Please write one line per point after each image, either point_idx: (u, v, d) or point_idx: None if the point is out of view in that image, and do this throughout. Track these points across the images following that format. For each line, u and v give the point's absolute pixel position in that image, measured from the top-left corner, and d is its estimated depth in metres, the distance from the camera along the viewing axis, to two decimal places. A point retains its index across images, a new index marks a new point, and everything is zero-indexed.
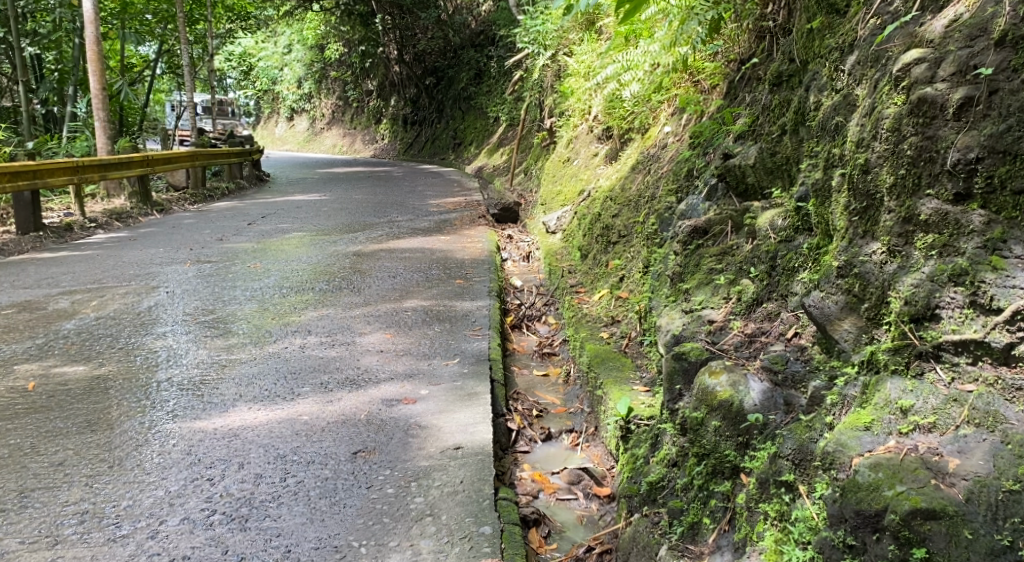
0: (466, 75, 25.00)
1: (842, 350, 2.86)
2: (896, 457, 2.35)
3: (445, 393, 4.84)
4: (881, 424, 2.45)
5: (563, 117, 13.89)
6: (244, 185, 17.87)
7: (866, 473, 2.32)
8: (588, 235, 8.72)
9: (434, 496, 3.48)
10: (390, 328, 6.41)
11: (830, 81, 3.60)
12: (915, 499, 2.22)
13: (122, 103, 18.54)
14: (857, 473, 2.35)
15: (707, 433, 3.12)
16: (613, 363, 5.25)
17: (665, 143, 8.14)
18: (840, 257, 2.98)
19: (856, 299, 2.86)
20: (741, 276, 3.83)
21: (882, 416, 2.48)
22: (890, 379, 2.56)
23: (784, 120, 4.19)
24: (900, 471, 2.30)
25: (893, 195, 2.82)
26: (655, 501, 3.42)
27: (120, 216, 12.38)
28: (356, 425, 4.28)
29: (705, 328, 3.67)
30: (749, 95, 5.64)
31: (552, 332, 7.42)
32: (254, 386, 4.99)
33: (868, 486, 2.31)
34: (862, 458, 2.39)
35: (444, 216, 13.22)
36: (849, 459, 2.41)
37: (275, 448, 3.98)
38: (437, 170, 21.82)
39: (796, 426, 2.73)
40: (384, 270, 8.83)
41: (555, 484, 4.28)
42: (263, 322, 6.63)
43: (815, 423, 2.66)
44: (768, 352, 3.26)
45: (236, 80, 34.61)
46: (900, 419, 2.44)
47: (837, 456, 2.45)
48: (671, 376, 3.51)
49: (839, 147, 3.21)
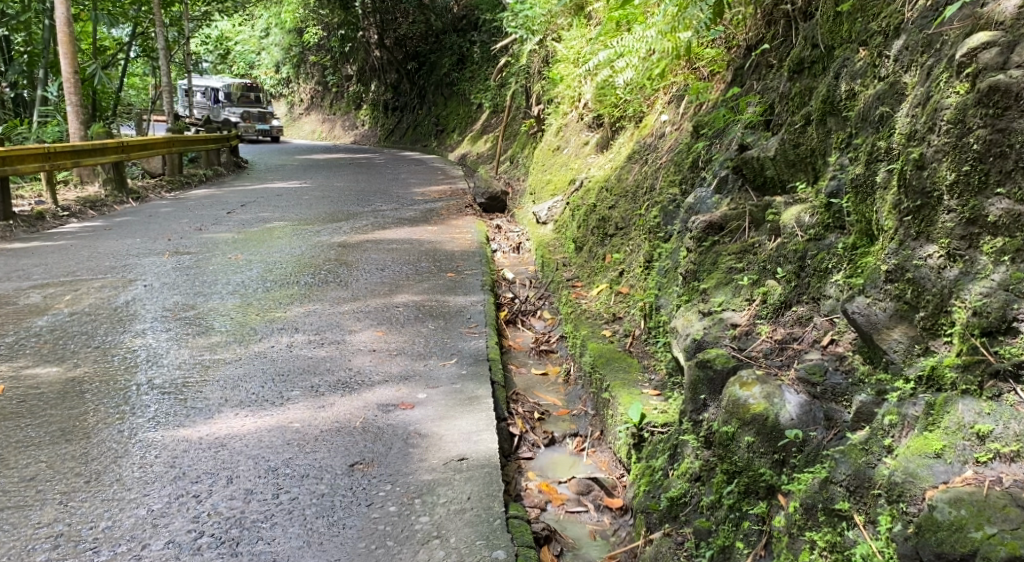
0: (448, 60, 24.63)
1: (891, 361, 2.65)
2: (977, 492, 2.15)
3: (444, 397, 4.58)
4: (955, 451, 2.27)
5: (551, 105, 13.63)
6: (222, 172, 17.47)
7: (945, 511, 2.13)
8: (582, 227, 8.47)
9: (440, 515, 3.23)
10: (381, 325, 6.13)
11: (872, 68, 3.37)
12: (1011, 545, 2.02)
13: (95, 87, 18.04)
14: (935, 509, 2.15)
15: (739, 449, 2.89)
16: (618, 363, 5.01)
17: (663, 133, 7.89)
18: (888, 261, 2.76)
19: (908, 307, 2.65)
20: (766, 276, 3.59)
21: (955, 442, 2.28)
22: (961, 399, 2.35)
23: (808, 110, 3.95)
24: (986, 509, 2.10)
25: (955, 194, 2.59)
26: (676, 519, 3.16)
27: (94, 205, 11.97)
28: (352, 434, 4.01)
29: (729, 332, 3.42)
30: (760, 82, 5.41)
31: (548, 328, 7.19)
32: (240, 389, 4.70)
33: (948, 526, 2.11)
34: (939, 491, 2.20)
35: (430, 205, 12.94)
36: (921, 492, 2.23)
37: (266, 460, 3.70)
38: (419, 157, 21.51)
39: (847, 446, 2.53)
40: (371, 263, 8.54)
41: (563, 495, 4.04)
42: (247, 318, 6.33)
43: (872, 446, 2.47)
44: (803, 360, 3.01)
45: (212, 64, 34.01)
46: (977, 446, 2.25)
47: (906, 488, 2.26)
48: (694, 385, 3.28)
49: (885, 140, 2.98)
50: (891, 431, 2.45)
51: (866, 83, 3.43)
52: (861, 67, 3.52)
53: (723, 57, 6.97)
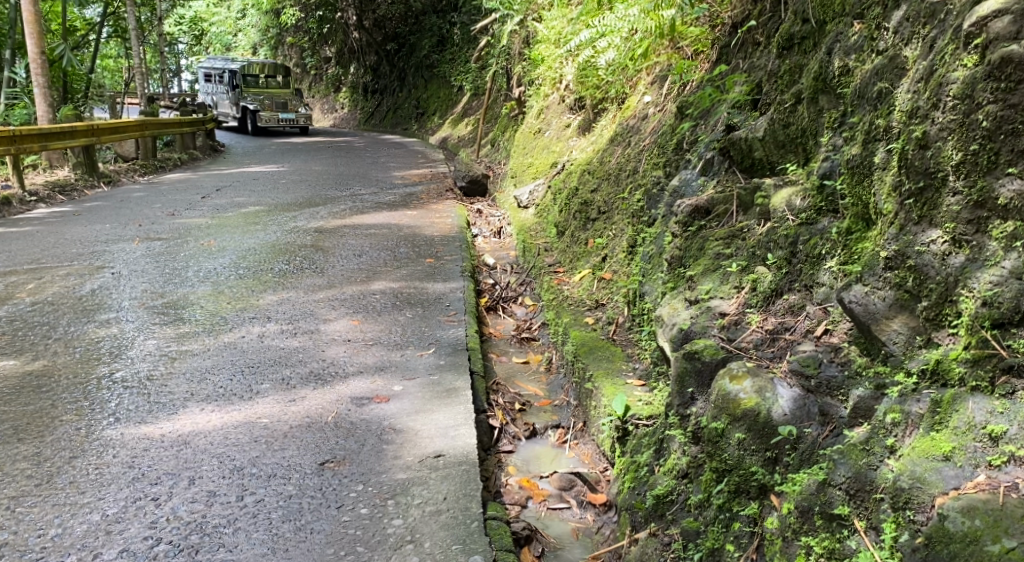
0: (428, 41, 24.27)
1: (890, 354, 2.50)
2: (992, 500, 2.02)
3: (421, 390, 4.40)
4: (965, 454, 2.13)
5: (532, 86, 13.40)
6: (197, 155, 17.12)
7: (958, 522, 2.00)
8: (565, 211, 8.28)
9: (415, 517, 3.06)
10: (357, 314, 5.93)
11: (870, 42, 3.19)
12: None
13: (64, 68, 17.60)
14: (945, 518, 2.03)
15: (729, 446, 2.72)
16: (601, 352, 4.86)
17: (646, 114, 7.70)
18: (887, 247, 2.61)
19: (909, 296, 2.51)
20: (756, 263, 3.42)
21: (965, 444, 2.15)
22: (971, 397, 2.21)
23: (799, 88, 3.77)
24: (1003, 519, 1.96)
25: (961, 175, 2.44)
26: (663, 518, 3.00)
27: (64, 189, 11.64)
28: (324, 430, 3.82)
29: (717, 322, 3.26)
30: (747, 61, 5.24)
31: (530, 316, 7.03)
32: (207, 383, 4.50)
33: (962, 538, 1.99)
34: (949, 499, 2.07)
35: (410, 189, 12.72)
36: (930, 499, 2.10)
37: (231, 459, 3.51)
38: (399, 140, 21.21)
39: (845, 445, 2.39)
40: (348, 248, 8.32)
41: (544, 491, 3.88)
42: (218, 307, 6.11)
43: (873, 446, 2.33)
44: (796, 351, 2.86)
45: (187, 46, 33.39)
46: (989, 449, 2.11)
47: (913, 494, 2.13)
48: (681, 378, 3.11)
49: (883, 118, 2.81)
50: (893, 430, 2.31)
51: (863, 58, 3.25)
52: (858, 42, 3.34)
53: (708, 36, 6.79)
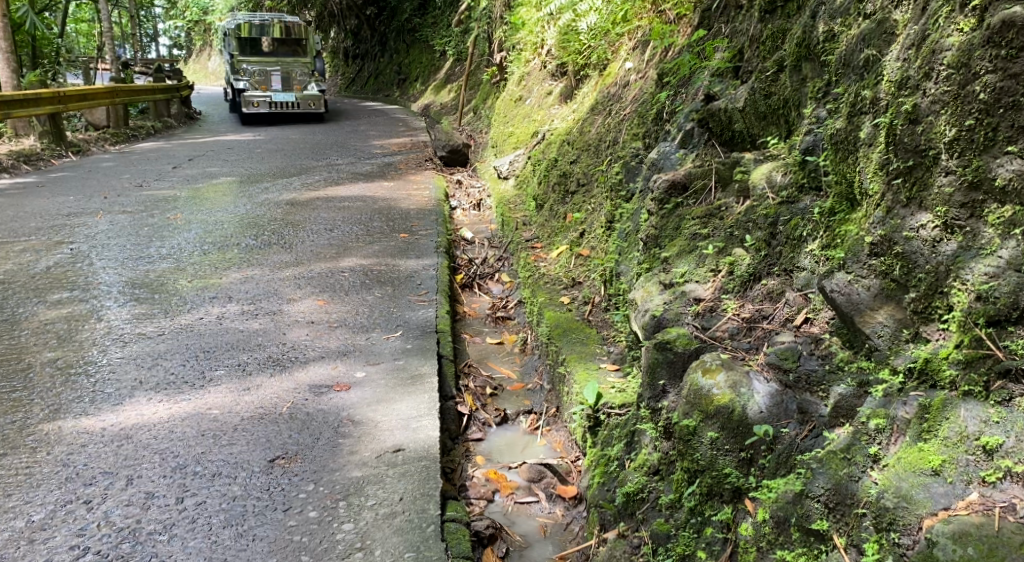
0: (409, 6, 23.72)
1: (875, 349, 2.31)
2: (986, 524, 1.85)
3: (384, 377, 4.19)
4: (956, 468, 1.96)
5: (513, 52, 13.04)
6: (172, 124, 16.71)
7: (949, 550, 1.84)
8: (544, 183, 8.03)
9: (367, 521, 2.89)
10: (323, 294, 5.68)
11: (859, 5, 2.94)
12: None
13: (32, 34, 17.10)
14: (934, 545, 1.87)
15: (701, 446, 2.51)
16: (576, 335, 4.64)
17: (628, 81, 7.43)
18: (872, 232, 2.41)
19: (895, 286, 2.31)
20: (734, 245, 3.20)
21: (956, 457, 1.97)
22: (963, 403, 2.03)
23: (782, 55, 3.53)
24: (998, 547, 1.80)
25: (954, 153, 2.22)
26: (633, 517, 2.79)
27: (29, 159, 11.28)
28: (277, 423, 3.61)
29: (692, 308, 3.05)
30: (728, 26, 4.99)
31: (506, 293, 6.81)
32: (157, 369, 4.29)
33: None
34: (937, 521, 1.90)
35: (388, 159, 12.40)
36: (917, 521, 1.93)
37: (174, 455, 3.31)
38: (381, 108, 20.79)
39: (824, 451, 2.21)
40: (320, 223, 8.05)
41: (512, 483, 3.68)
42: (177, 286, 5.85)
43: (855, 455, 2.15)
44: (774, 342, 2.65)
45: (165, 11, 32.59)
46: (982, 463, 1.94)
47: (898, 515, 1.96)
48: (652, 369, 2.89)
49: (870, 89, 2.58)
50: (877, 437, 2.14)
51: (851, 22, 3.00)
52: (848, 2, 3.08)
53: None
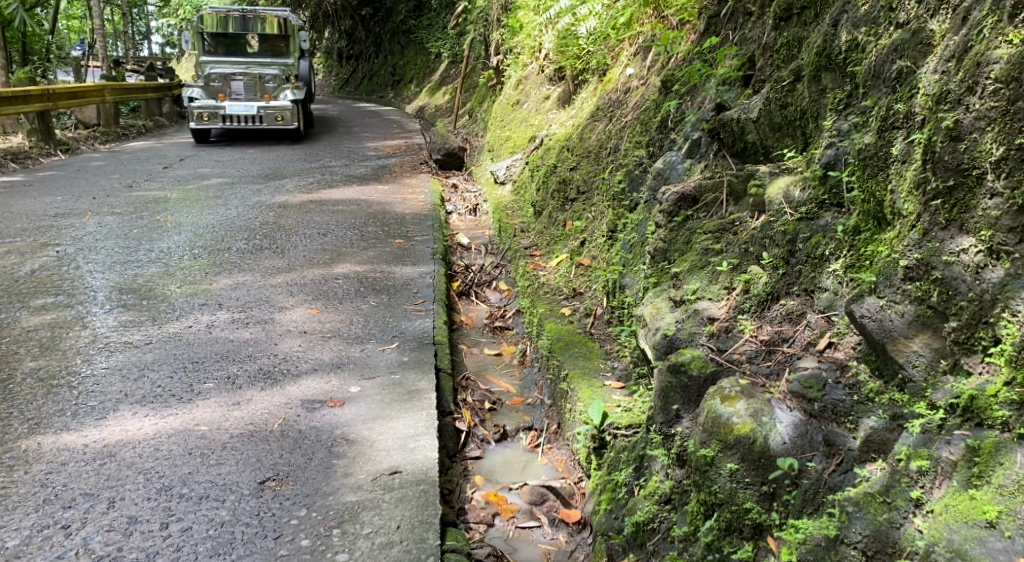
0: (405, 8, 23.56)
1: (909, 380, 2.18)
2: None
3: (380, 392, 4.02)
4: (1013, 520, 1.82)
5: (510, 55, 12.91)
6: (164, 123, 16.51)
7: None
8: (542, 190, 7.89)
9: (363, 551, 2.75)
10: (316, 302, 5.52)
11: (887, 13, 2.80)
12: None
13: (22, 30, 16.89)
14: None
15: (719, 477, 2.35)
16: (578, 349, 4.49)
17: (629, 88, 7.30)
18: (906, 256, 2.28)
19: (932, 313, 2.19)
20: (749, 262, 3.06)
21: (1014, 507, 1.83)
22: (1018, 448, 1.90)
23: (799, 64, 3.40)
24: None
25: (1001, 174, 2.11)
26: (643, 549, 2.64)
27: (17, 157, 11.08)
28: (267, 441, 3.45)
29: (706, 329, 2.91)
30: (737, 32, 4.85)
31: (504, 302, 6.66)
32: (143, 381, 4.12)
33: None
34: None
35: (383, 161, 12.24)
36: None
37: (160, 476, 3.16)
38: (375, 110, 20.62)
39: (859, 493, 2.08)
40: (313, 227, 7.89)
41: (512, 506, 3.54)
42: (166, 292, 5.68)
43: (895, 499, 2.02)
44: (796, 367, 2.52)
45: (158, 9, 32.42)
46: None
47: None
48: (665, 394, 2.74)
49: (904, 103, 2.46)
50: (920, 480, 2.01)
51: (878, 31, 2.86)
52: (874, 10, 2.94)
53: (695, 4, 6.46)
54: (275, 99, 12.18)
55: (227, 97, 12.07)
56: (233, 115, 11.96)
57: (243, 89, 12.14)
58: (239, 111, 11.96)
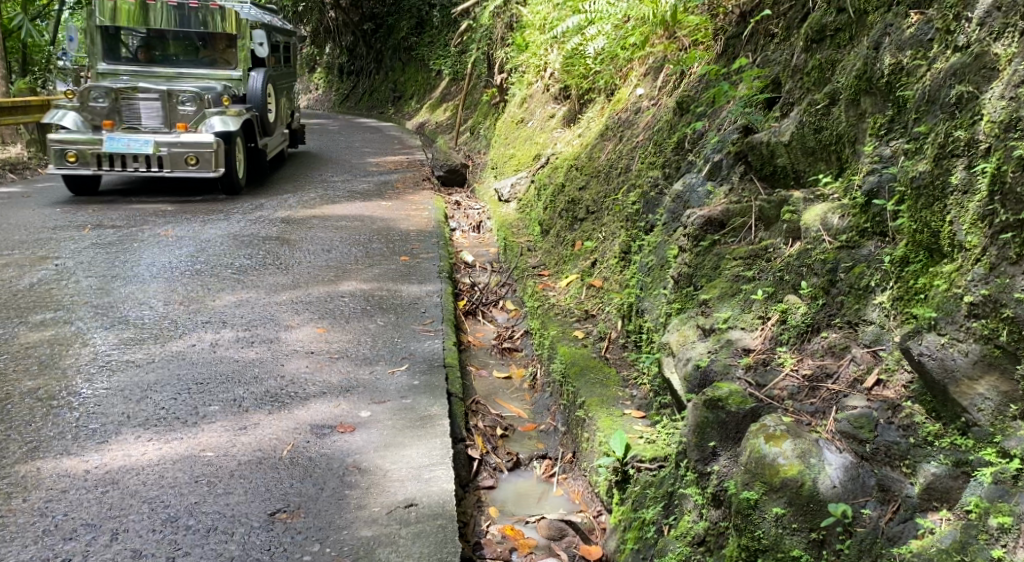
0: (406, 24, 23.57)
1: (973, 424, 2.11)
2: None
3: (391, 417, 3.89)
4: None
5: (515, 73, 12.85)
6: None
7: None
8: (550, 208, 7.78)
9: None
10: (323, 321, 5.39)
11: (942, 36, 2.71)
12: None
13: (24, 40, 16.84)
14: None
15: (764, 521, 2.23)
16: (594, 374, 4.35)
17: (640, 108, 7.20)
18: (971, 292, 2.22)
19: (999, 353, 2.13)
20: (787, 291, 2.93)
21: None
22: None
23: (835, 87, 3.30)
24: None
25: None
26: None
27: (16, 168, 10.96)
28: (277, 468, 3.31)
29: (742, 361, 2.78)
30: (758, 54, 4.76)
31: (512, 322, 6.53)
32: (146, 403, 4.00)
33: None
34: None
35: (385, 177, 12.13)
36: None
37: (165, 506, 3.03)
38: (375, 125, 20.54)
39: (930, 548, 1.96)
40: (316, 243, 7.76)
41: (530, 541, 3.40)
42: (168, 308, 5.55)
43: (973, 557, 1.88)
44: (843, 406, 2.42)
45: None
46: None
47: None
48: (701, 429, 2.62)
49: (965, 130, 2.40)
50: (1002, 538, 1.88)
51: (928, 54, 2.77)
52: (921, 33, 2.86)
53: (709, 25, 6.39)
54: (192, 130, 8.77)
55: (118, 127, 8.78)
56: (117, 153, 8.43)
57: (146, 114, 8.83)
58: (122, 147, 8.42)
